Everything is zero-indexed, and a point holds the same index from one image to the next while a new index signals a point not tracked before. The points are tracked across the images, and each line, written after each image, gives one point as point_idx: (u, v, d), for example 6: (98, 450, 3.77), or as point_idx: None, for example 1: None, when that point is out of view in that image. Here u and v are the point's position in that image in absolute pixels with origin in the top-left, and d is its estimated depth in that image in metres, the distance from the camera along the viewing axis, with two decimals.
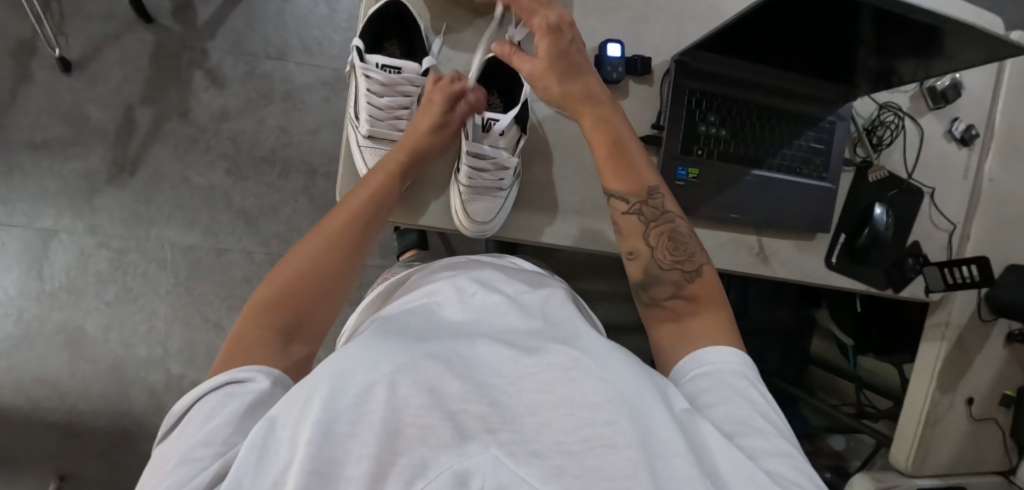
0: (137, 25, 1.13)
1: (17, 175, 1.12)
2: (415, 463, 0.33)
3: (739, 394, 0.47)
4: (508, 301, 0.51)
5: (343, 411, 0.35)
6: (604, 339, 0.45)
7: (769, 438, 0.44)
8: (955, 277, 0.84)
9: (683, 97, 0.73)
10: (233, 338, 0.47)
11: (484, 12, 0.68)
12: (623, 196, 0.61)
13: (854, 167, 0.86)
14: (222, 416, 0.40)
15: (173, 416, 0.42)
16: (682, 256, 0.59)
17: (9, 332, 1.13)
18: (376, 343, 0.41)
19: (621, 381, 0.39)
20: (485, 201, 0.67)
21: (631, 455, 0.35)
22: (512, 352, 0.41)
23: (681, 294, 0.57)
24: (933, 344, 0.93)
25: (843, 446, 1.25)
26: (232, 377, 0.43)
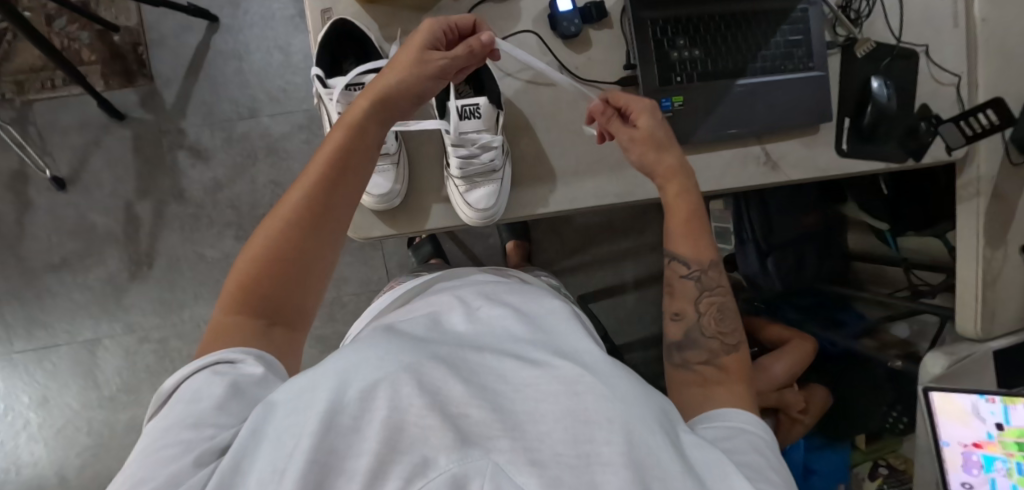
0: (112, 124, 1.15)
1: (49, 297, 1.16)
2: (415, 461, 0.35)
3: (755, 448, 0.46)
4: (513, 314, 0.53)
5: (350, 405, 0.37)
6: (608, 358, 0.47)
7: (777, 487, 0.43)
8: (975, 127, 0.81)
9: (646, 29, 0.72)
10: (215, 318, 0.48)
11: (428, 5, 0.68)
12: (685, 261, 0.61)
13: (838, 48, 0.84)
14: (212, 396, 0.41)
15: (164, 393, 0.44)
16: (726, 329, 0.58)
17: (85, 443, 1.18)
18: (390, 347, 0.44)
19: (625, 402, 0.41)
20: (483, 188, 0.67)
21: (626, 476, 0.37)
22: (518, 363, 0.44)
23: (711, 362, 0.56)
24: (968, 204, 0.90)
25: (908, 333, 1.20)
26: (221, 357, 0.44)
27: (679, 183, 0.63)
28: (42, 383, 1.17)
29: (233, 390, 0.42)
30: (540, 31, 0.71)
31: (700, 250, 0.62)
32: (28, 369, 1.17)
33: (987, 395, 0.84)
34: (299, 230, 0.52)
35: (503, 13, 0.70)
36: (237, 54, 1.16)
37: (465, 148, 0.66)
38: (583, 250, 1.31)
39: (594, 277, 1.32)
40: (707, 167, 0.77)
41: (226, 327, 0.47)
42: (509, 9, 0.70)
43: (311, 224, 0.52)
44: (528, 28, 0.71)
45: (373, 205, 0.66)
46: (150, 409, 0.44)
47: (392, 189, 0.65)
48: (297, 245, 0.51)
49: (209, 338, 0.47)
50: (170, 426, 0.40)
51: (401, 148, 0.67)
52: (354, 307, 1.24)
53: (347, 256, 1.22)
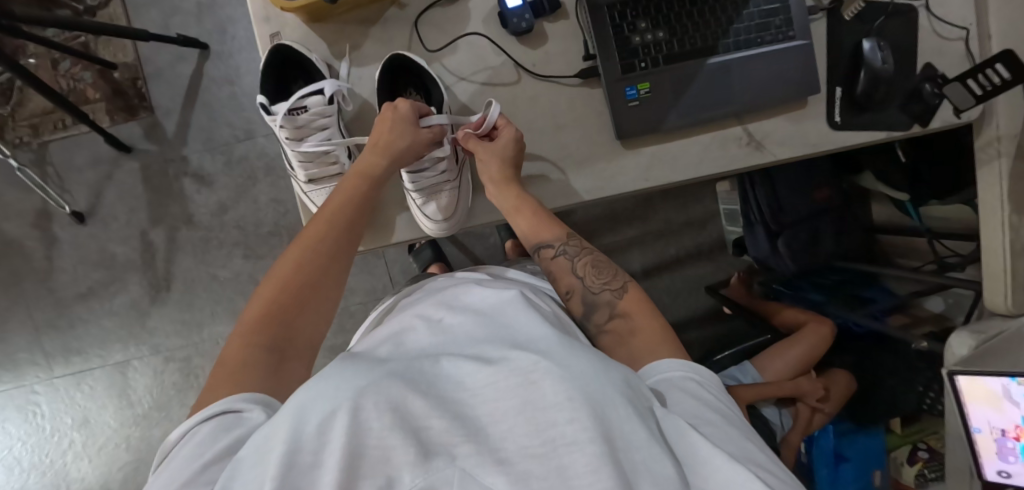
0: (121, 158, 1.21)
1: (80, 325, 1.23)
2: (381, 481, 0.36)
3: (690, 394, 0.48)
4: (474, 317, 0.53)
5: (308, 441, 0.37)
6: (562, 338, 0.47)
7: (720, 426, 0.45)
8: (984, 85, 0.72)
9: (602, 15, 0.68)
10: (227, 359, 0.49)
11: (374, 18, 0.67)
12: (549, 243, 0.64)
13: (823, 11, 0.77)
14: (217, 445, 0.41)
15: (168, 444, 0.44)
16: (607, 278, 0.61)
17: (126, 458, 1.25)
18: (341, 372, 0.43)
19: (582, 378, 0.42)
20: (441, 199, 0.68)
21: (593, 450, 0.38)
22: (475, 365, 0.44)
23: (615, 315, 0.58)
24: (991, 166, 0.81)
25: (943, 306, 1.13)
26: (230, 404, 0.44)
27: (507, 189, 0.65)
28: (82, 405, 1.25)
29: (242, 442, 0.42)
30: (490, 30, 0.69)
31: (556, 225, 0.65)
32: (68, 393, 1.24)
33: (1018, 378, 0.77)
34: (316, 269, 0.57)
35: (450, 16, 0.68)
36: (229, 79, 1.20)
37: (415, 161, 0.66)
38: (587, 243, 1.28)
39: None
40: (684, 154, 0.73)
41: (241, 363, 0.49)
42: (457, 11, 0.68)
43: (335, 263, 0.58)
44: (478, 29, 0.69)
45: None
46: (153, 460, 0.44)
47: None
48: (309, 283, 0.56)
49: (221, 380, 0.47)
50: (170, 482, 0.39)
51: None
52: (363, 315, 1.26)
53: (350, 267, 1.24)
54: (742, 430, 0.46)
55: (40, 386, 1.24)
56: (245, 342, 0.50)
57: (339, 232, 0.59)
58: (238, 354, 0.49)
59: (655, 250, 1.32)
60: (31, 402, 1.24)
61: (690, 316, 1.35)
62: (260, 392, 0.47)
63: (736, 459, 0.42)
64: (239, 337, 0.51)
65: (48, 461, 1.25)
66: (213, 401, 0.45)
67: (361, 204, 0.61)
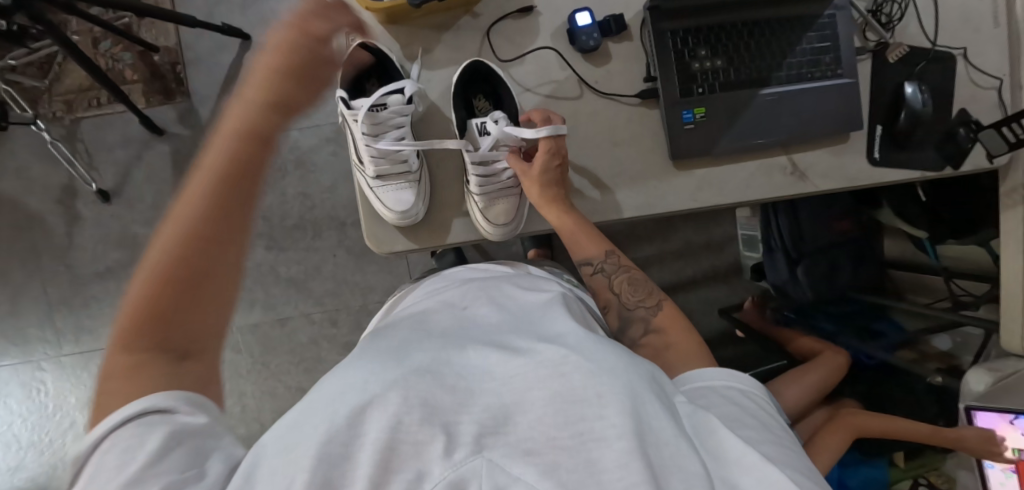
0: (153, 140, 1.20)
1: (94, 304, 1.22)
2: (412, 475, 0.37)
3: (727, 401, 0.49)
4: (498, 315, 0.55)
5: (338, 433, 0.38)
6: (589, 336, 0.48)
7: (755, 429, 0.46)
8: (1016, 134, 0.77)
9: (666, 40, 0.71)
10: (110, 371, 0.37)
11: (448, 24, 0.69)
12: (587, 262, 0.68)
13: (868, 53, 0.81)
14: (143, 456, 0.33)
15: (77, 462, 0.35)
16: (642, 295, 0.64)
17: None
18: (371, 367, 0.44)
19: (609, 374, 0.42)
20: (506, 201, 0.71)
21: (622, 445, 0.39)
22: (502, 361, 0.45)
23: (650, 331, 0.61)
24: (1015, 210, 0.85)
25: (949, 345, 1.17)
26: (152, 405, 0.35)
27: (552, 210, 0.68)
28: (88, 386, 1.22)
29: (179, 448, 0.35)
30: (559, 46, 0.71)
31: (598, 242, 0.68)
32: (74, 373, 1.22)
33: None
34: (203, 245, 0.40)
35: (521, 29, 0.71)
36: None
37: (485, 167, 0.68)
38: None
39: None
40: (731, 179, 0.75)
41: (129, 380, 0.36)
42: (527, 24, 0.71)
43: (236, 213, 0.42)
44: (546, 44, 0.71)
45: (395, 221, 0.67)
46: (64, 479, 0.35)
47: (416, 204, 0.66)
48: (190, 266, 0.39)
49: (117, 390, 0.36)
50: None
51: (424, 168, 0.69)
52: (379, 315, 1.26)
53: (372, 265, 1.25)
54: (778, 436, 0.47)
55: (47, 363, 1.22)
56: (125, 346, 0.37)
57: (224, 192, 0.41)
58: (126, 362, 0.37)
59: (672, 271, 1.35)
60: (35, 380, 1.22)
61: (701, 337, 1.37)
62: (188, 392, 0.37)
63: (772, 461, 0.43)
64: (115, 341, 0.37)
65: (47, 441, 1.22)
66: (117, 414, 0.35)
67: (251, 155, 0.42)
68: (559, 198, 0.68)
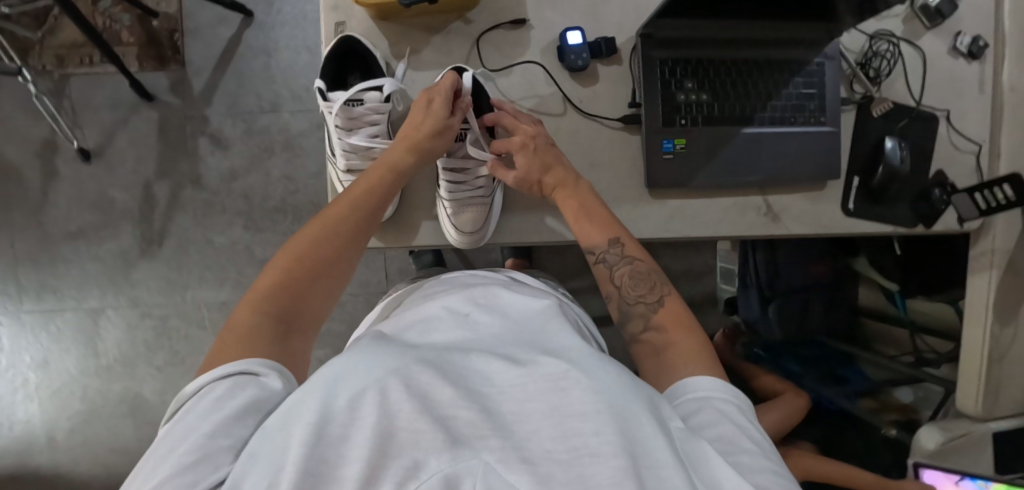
0: (141, 105, 1.19)
1: (61, 263, 1.20)
2: (405, 466, 0.35)
3: (727, 418, 0.46)
4: (502, 321, 0.53)
5: (339, 415, 0.37)
6: (595, 352, 0.46)
7: (753, 456, 0.42)
8: (989, 202, 0.78)
9: (654, 69, 0.71)
10: (235, 325, 0.49)
11: (438, 27, 0.70)
12: (589, 251, 0.65)
13: (854, 105, 0.81)
14: (229, 405, 0.41)
15: (181, 400, 0.44)
16: (645, 290, 0.61)
17: (77, 408, 1.21)
18: (375, 353, 0.43)
19: (612, 390, 0.40)
20: (472, 212, 0.71)
21: (617, 464, 0.36)
22: (503, 364, 0.43)
23: (650, 327, 0.58)
24: (982, 275, 0.86)
25: (911, 397, 1.15)
26: (244, 368, 0.45)
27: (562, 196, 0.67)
28: (45, 346, 1.20)
29: (255, 403, 0.42)
30: (547, 62, 0.72)
31: (602, 231, 0.65)
32: (33, 331, 1.20)
33: (976, 480, 0.90)
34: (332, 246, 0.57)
35: (511, 40, 0.71)
36: (266, 50, 1.20)
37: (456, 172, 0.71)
38: (584, 274, 1.28)
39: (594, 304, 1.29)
40: (705, 212, 0.76)
41: (247, 333, 0.49)
42: (519, 37, 0.71)
43: (352, 242, 0.59)
44: (535, 58, 0.72)
45: None
46: (165, 417, 0.44)
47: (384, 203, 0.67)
48: (319, 260, 0.56)
49: (230, 344, 0.48)
50: (186, 434, 0.40)
51: None
52: (350, 307, 1.25)
53: None
54: (781, 468, 0.43)
55: (7, 318, 1.20)
56: (258, 309, 0.51)
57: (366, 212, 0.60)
58: (247, 321, 0.50)
59: None
60: None
61: None
62: (273, 360, 0.48)
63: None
64: (250, 303, 0.51)
65: None
66: (232, 359, 0.46)
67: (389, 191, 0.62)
68: (561, 183, 0.67)
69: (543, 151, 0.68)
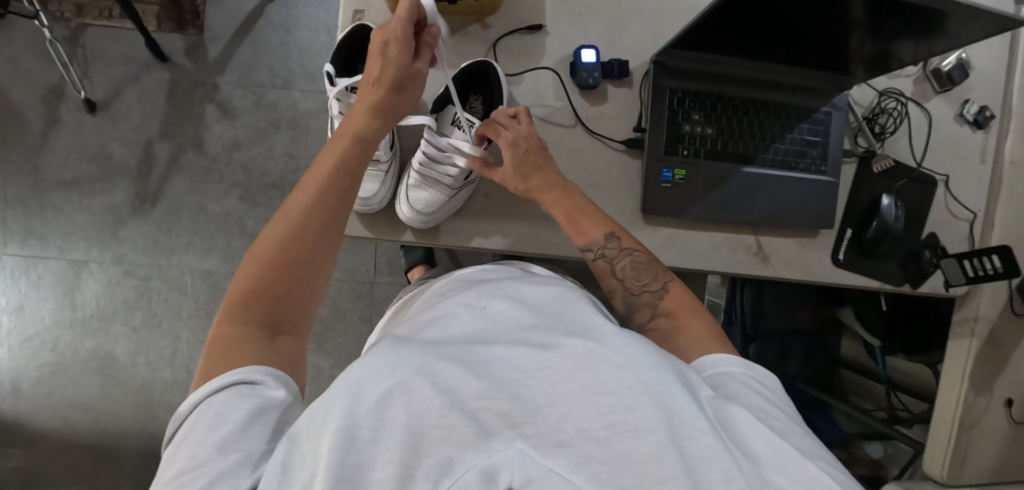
0: (154, 65, 1.19)
1: (51, 211, 1.19)
2: (442, 461, 0.35)
3: (751, 388, 0.48)
4: (520, 306, 0.51)
5: (365, 418, 0.37)
6: (618, 329, 0.46)
7: (783, 422, 0.45)
8: (978, 270, 0.79)
9: (664, 97, 0.72)
10: (216, 339, 0.48)
11: (456, 27, 0.71)
12: (586, 249, 0.64)
13: (855, 158, 0.82)
14: (229, 423, 0.41)
15: (179, 418, 0.44)
16: (647, 280, 0.62)
17: (46, 358, 1.20)
18: (394, 348, 0.42)
19: (638, 367, 0.40)
20: (428, 192, 0.68)
21: (656, 438, 0.37)
22: (528, 349, 0.43)
23: (658, 315, 0.60)
24: (962, 342, 0.87)
25: (880, 454, 1.17)
26: (235, 379, 0.44)
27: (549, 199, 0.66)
28: (22, 291, 1.19)
29: (257, 413, 0.42)
30: (558, 75, 0.72)
31: (599, 228, 0.65)
32: (12, 274, 1.19)
33: None
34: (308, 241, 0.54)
35: (526, 49, 0.72)
36: (286, 27, 1.21)
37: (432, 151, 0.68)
38: None
39: None
40: (697, 244, 0.76)
41: (229, 344, 0.47)
42: (533, 46, 0.72)
43: (321, 228, 0.56)
44: (547, 70, 0.72)
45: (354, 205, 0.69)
46: (165, 435, 0.44)
47: (377, 194, 0.68)
48: (291, 258, 0.53)
49: (213, 358, 0.47)
50: (194, 459, 0.39)
51: (394, 157, 0.72)
52: (333, 293, 1.25)
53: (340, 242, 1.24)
54: (805, 429, 0.46)
55: None
56: (235, 319, 0.49)
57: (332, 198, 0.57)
58: (226, 333, 0.48)
59: None
60: None
61: None
62: (263, 365, 0.46)
63: (805, 454, 0.41)
64: (229, 317, 0.50)
65: None
66: (221, 372, 0.45)
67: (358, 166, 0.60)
68: (547, 186, 0.66)
69: (531, 155, 0.66)
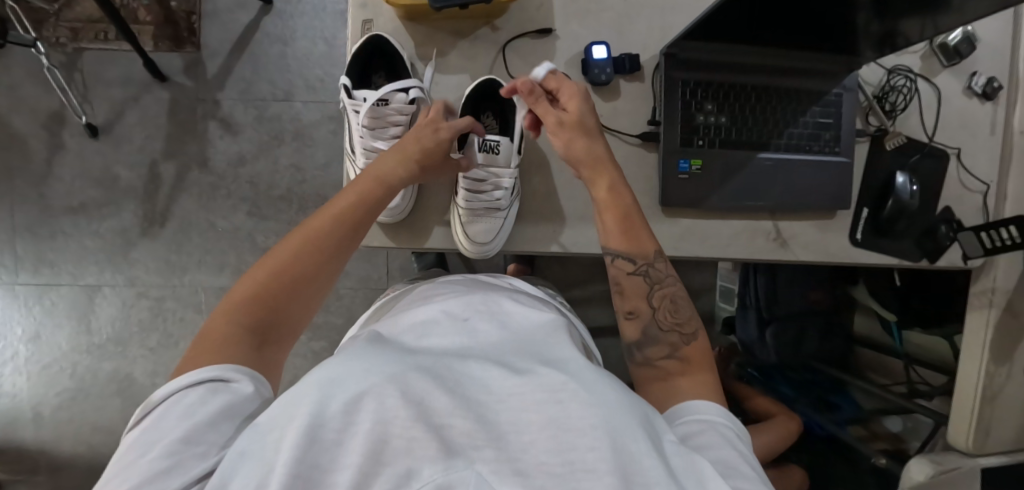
0: (153, 85, 1.19)
1: (61, 237, 1.19)
2: (400, 472, 0.35)
3: (727, 441, 0.47)
4: (504, 332, 0.52)
5: (333, 419, 0.38)
6: (593, 367, 0.46)
7: (752, 482, 0.43)
8: (993, 241, 0.78)
9: (675, 88, 0.72)
10: (212, 330, 0.49)
11: (467, 31, 0.70)
12: (630, 258, 0.63)
13: (868, 137, 0.82)
14: (200, 415, 0.42)
15: (149, 403, 0.44)
16: (681, 319, 0.60)
17: (66, 385, 1.20)
18: (373, 360, 0.43)
19: (608, 407, 0.40)
20: (485, 222, 0.70)
21: (609, 481, 0.36)
22: (502, 372, 0.43)
23: (674, 355, 0.57)
24: (981, 313, 0.88)
25: (900, 427, 1.16)
26: (215, 374, 0.45)
27: (605, 173, 0.65)
28: (38, 319, 1.19)
29: (231, 409, 0.43)
30: (571, 73, 0.73)
31: (638, 245, 0.64)
32: (27, 303, 1.19)
33: None
34: (309, 263, 0.56)
35: (540, 49, 0.72)
36: (283, 39, 1.20)
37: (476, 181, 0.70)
38: (585, 285, 1.28)
39: (592, 314, 1.28)
40: (716, 233, 0.76)
41: (222, 340, 0.48)
42: (545, 46, 0.72)
43: (327, 255, 0.57)
44: (559, 69, 0.73)
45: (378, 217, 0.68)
46: (132, 417, 0.45)
47: (401, 203, 0.67)
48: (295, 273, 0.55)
49: (204, 350, 0.47)
50: (158, 440, 0.41)
51: None
52: (348, 301, 1.25)
53: None
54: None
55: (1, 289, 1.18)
56: (233, 316, 0.50)
57: (347, 228, 0.59)
58: (222, 329, 0.49)
59: None
60: None
61: None
62: (249, 366, 0.48)
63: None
64: (226, 313, 0.51)
65: None
66: (207, 364, 0.46)
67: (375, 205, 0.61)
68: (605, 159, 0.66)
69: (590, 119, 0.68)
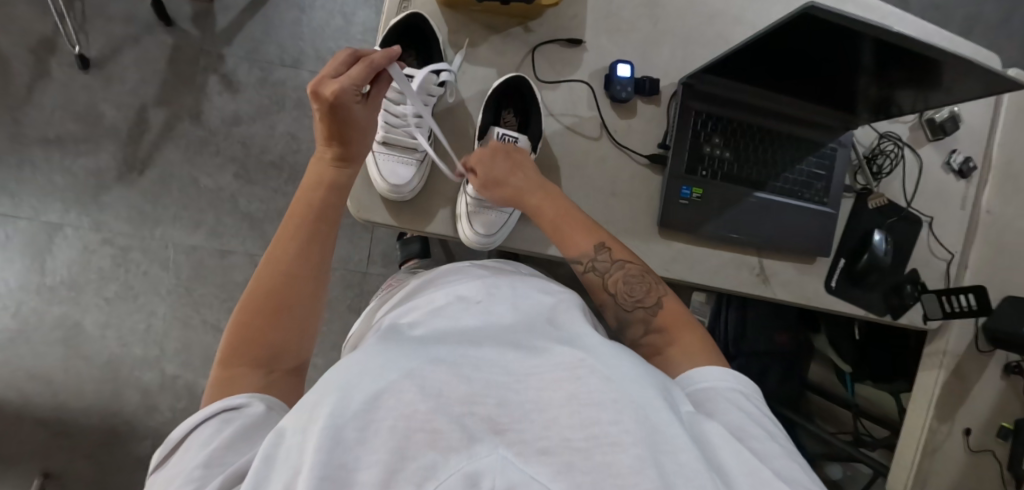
0: (157, 28, 1.15)
1: (28, 169, 1.13)
2: (426, 464, 0.34)
3: (735, 404, 0.48)
4: (518, 309, 0.50)
5: (353, 417, 0.35)
6: (607, 340, 0.46)
7: (767, 443, 0.45)
8: (952, 305, 0.84)
9: (688, 117, 0.75)
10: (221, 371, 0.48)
11: (499, 28, 0.73)
12: (576, 260, 0.64)
13: (853, 194, 0.87)
14: (217, 442, 0.42)
15: (169, 445, 0.44)
16: (642, 295, 0.61)
17: (6, 325, 1.13)
18: (387, 350, 0.41)
19: (626, 380, 0.40)
20: (490, 216, 0.72)
21: (637, 452, 0.36)
22: (518, 355, 0.42)
23: (651, 331, 0.59)
24: (931, 372, 0.94)
25: (839, 475, 1.25)
26: (224, 405, 0.44)
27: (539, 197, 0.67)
28: None
29: (243, 435, 0.43)
30: (593, 84, 0.75)
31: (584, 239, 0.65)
32: None
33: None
34: (284, 284, 0.54)
35: (566, 58, 0.75)
36: (301, 5, 1.19)
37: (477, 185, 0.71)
38: None
39: None
40: (705, 261, 0.79)
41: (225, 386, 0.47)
42: (572, 56, 0.75)
43: (298, 271, 0.55)
44: (582, 79, 0.75)
45: (385, 192, 0.69)
46: (154, 461, 0.44)
47: (409, 183, 0.69)
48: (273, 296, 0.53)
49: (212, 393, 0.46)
50: (181, 472, 0.41)
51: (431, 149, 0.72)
52: None
53: None
54: (787, 448, 0.46)
55: None
56: (232, 360, 0.49)
57: (308, 226, 0.58)
58: (225, 372, 0.48)
59: None
60: None
61: None
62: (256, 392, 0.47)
63: (779, 477, 0.42)
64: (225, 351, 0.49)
65: None
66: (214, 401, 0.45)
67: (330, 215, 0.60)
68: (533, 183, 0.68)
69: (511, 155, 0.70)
